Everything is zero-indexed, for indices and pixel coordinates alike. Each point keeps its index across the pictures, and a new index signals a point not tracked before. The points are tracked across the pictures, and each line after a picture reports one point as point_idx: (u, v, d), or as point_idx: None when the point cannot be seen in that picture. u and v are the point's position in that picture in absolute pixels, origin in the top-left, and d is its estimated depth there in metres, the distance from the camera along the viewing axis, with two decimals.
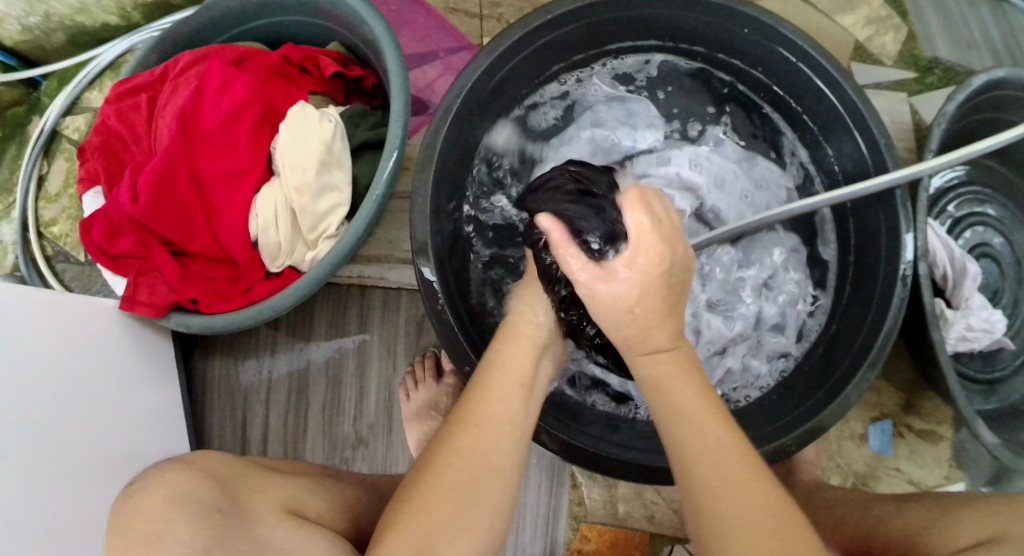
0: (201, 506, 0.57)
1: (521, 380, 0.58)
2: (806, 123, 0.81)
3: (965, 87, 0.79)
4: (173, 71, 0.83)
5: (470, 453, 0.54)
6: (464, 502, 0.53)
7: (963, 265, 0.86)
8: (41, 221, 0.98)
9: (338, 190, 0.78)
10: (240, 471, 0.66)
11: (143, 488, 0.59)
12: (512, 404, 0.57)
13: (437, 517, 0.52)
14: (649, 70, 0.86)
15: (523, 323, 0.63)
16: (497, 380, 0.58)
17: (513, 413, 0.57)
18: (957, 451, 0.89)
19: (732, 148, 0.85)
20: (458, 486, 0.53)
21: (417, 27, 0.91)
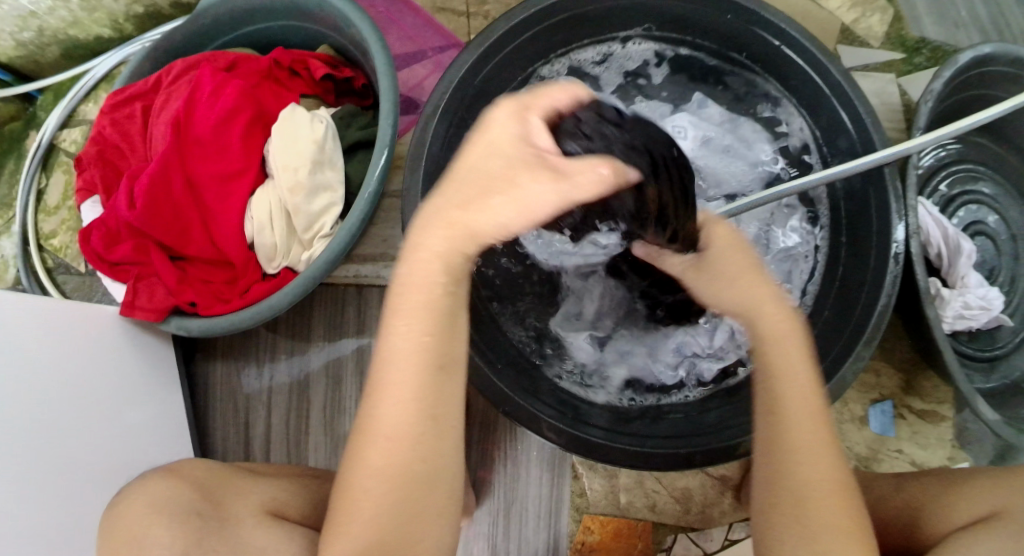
0: (176, 510, 0.63)
1: (418, 368, 0.54)
2: (791, 101, 0.81)
3: (951, 65, 0.79)
4: (166, 80, 0.84)
5: (389, 467, 0.54)
6: (395, 498, 0.55)
7: (957, 243, 0.86)
8: (41, 234, 0.99)
9: (330, 189, 0.79)
10: (217, 480, 0.70)
11: (124, 504, 0.65)
12: (422, 396, 0.54)
13: (378, 524, 0.55)
14: (612, 59, 0.86)
15: (411, 294, 0.54)
16: (401, 369, 0.54)
17: (419, 404, 0.54)
18: (959, 431, 0.89)
19: (713, 112, 0.86)
20: (381, 481, 0.54)
21: (406, 27, 0.92)
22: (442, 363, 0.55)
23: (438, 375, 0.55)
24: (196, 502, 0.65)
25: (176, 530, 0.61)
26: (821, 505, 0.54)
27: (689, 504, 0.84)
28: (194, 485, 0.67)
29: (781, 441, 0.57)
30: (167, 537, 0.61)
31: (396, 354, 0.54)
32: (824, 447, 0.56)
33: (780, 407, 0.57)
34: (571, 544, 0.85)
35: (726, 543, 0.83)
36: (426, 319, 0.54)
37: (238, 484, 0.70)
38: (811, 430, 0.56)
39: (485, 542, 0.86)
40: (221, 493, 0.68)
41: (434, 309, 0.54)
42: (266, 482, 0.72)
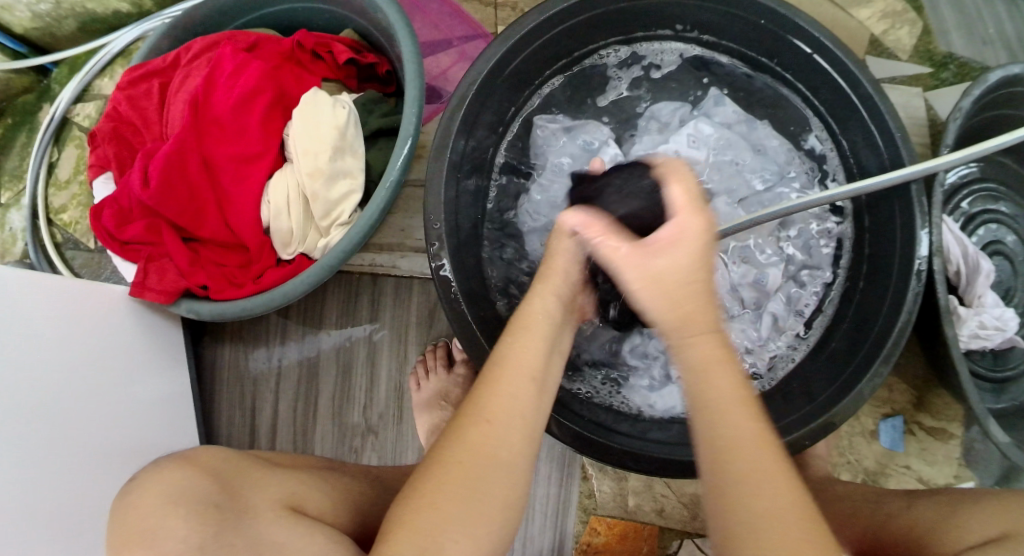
0: (191, 503, 0.61)
1: (533, 373, 0.55)
2: (816, 105, 0.80)
3: (981, 83, 0.79)
4: (185, 58, 0.83)
5: (478, 453, 0.52)
6: (476, 499, 0.51)
7: (977, 261, 0.86)
8: (51, 208, 0.98)
9: (351, 176, 0.78)
10: (237, 468, 0.68)
11: (143, 485, 0.63)
12: (527, 399, 0.54)
13: (439, 515, 0.50)
14: (604, 77, 0.86)
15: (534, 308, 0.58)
16: (509, 373, 0.55)
17: (521, 407, 0.54)
18: (967, 449, 0.88)
19: (732, 109, 0.86)
20: (468, 476, 0.51)
21: (432, 15, 0.91)
22: (544, 381, 0.56)
23: (543, 395, 0.56)
24: (211, 493, 0.63)
25: (191, 523, 0.59)
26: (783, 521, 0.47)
27: (697, 510, 0.83)
28: (211, 475, 0.65)
29: (721, 458, 0.49)
30: (181, 529, 0.59)
31: (513, 353, 0.55)
32: (761, 449, 0.49)
33: (711, 424, 0.50)
34: (576, 545, 0.84)
35: None
36: (540, 326, 0.57)
37: (257, 476, 0.68)
38: (733, 436, 0.49)
39: None
40: (240, 484, 0.66)
41: (552, 325, 0.58)
42: (283, 474, 0.71)
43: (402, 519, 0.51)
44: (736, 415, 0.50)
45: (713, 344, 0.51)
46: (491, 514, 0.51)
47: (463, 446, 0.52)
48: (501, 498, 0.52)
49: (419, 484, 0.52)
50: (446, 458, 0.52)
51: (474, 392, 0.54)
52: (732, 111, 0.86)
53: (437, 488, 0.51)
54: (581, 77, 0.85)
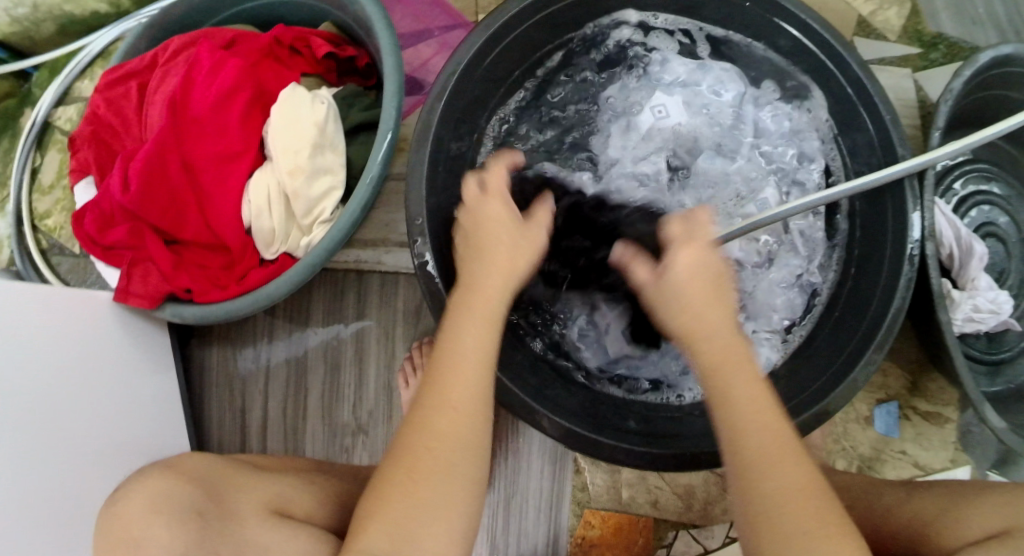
0: (177, 508, 0.61)
1: (483, 360, 0.57)
2: (799, 84, 0.79)
3: (972, 64, 0.77)
4: (163, 57, 0.82)
5: (433, 439, 0.54)
6: (438, 487, 0.53)
7: (969, 245, 0.84)
8: (35, 214, 0.97)
9: (332, 172, 0.77)
10: (224, 474, 0.68)
11: (128, 491, 0.63)
12: (471, 388, 0.55)
13: (404, 507, 0.52)
14: (547, 87, 0.84)
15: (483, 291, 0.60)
16: (457, 364, 0.56)
17: (470, 391, 0.55)
18: (962, 434, 0.88)
19: (680, 62, 0.83)
20: (428, 465, 0.53)
21: (412, 6, 0.89)
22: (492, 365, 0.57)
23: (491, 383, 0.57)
24: (196, 499, 0.62)
25: (176, 530, 0.59)
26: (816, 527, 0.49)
27: (692, 501, 0.82)
28: (195, 480, 0.65)
29: (736, 441, 0.53)
30: (165, 536, 0.59)
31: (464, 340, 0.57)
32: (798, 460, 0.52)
33: (735, 415, 0.53)
34: (571, 539, 0.84)
35: (727, 541, 0.82)
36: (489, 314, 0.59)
37: (242, 482, 0.68)
38: (774, 447, 0.52)
39: (485, 535, 0.85)
40: (226, 492, 0.66)
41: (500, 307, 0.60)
42: (269, 478, 0.71)
43: (370, 514, 0.53)
44: (760, 423, 0.53)
45: (712, 343, 0.57)
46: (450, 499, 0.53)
47: (423, 436, 0.54)
48: (460, 483, 0.54)
49: (381, 480, 0.55)
50: (402, 450, 0.54)
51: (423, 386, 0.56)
52: (681, 63, 0.83)
53: (404, 478, 0.53)
54: (522, 95, 0.83)
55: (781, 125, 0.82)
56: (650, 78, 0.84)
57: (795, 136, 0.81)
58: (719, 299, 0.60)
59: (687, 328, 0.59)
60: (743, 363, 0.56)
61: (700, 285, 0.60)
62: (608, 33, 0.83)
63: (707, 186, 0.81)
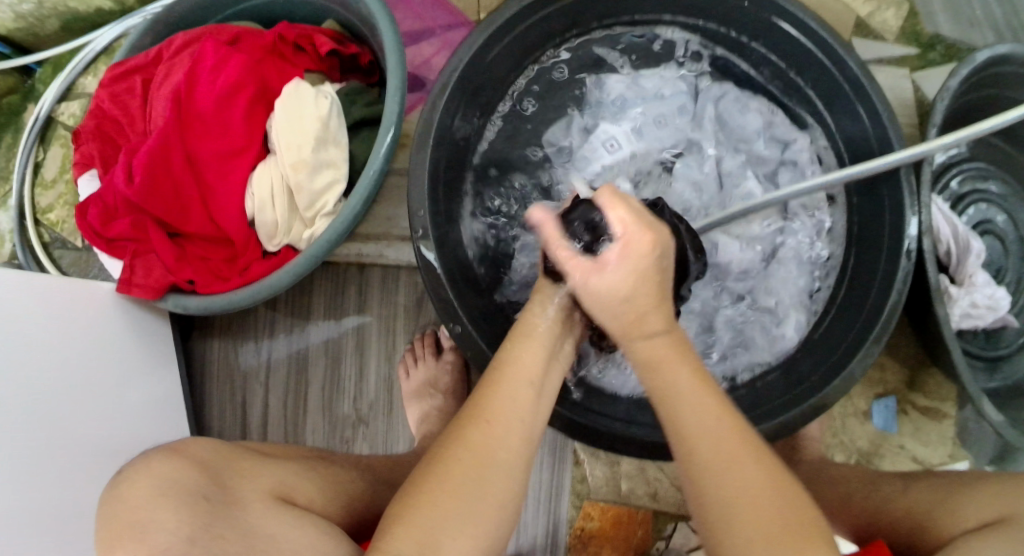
0: (182, 493, 0.61)
1: (534, 383, 0.55)
2: (796, 81, 0.80)
3: (968, 63, 0.77)
4: (167, 53, 0.82)
5: (478, 452, 0.51)
6: (474, 498, 0.50)
7: (966, 241, 0.85)
8: (38, 209, 0.97)
9: (334, 166, 0.78)
10: (229, 458, 0.68)
11: (131, 477, 0.63)
12: (524, 408, 0.54)
13: (431, 516, 0.49)
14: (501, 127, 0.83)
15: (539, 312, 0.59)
16: (508, 381, 0.55)
17: (523, 411, 0.54)
18: (961, 428, 0.88)
19: (617, 80, 0.85)
20: (465, 476, 0.51)
21: (413, 6, 0.90)
22: (542, 389, 0.56)
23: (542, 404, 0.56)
24: (201, 484, 0.62)
25: (182, 514, 0.59)
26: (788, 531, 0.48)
27: None
28: (202, 467, 0.65)
29: (682, 432, 0.52)
30: (172, 521, 0.59)
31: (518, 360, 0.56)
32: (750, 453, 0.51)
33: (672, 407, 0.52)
34: (570, 532, 0.84)
35: None
36: (541, 334, 0.58)
37: (247, 466, 0.68)
38: (725, 440, 0.51)
39: None
40: (232, 477, 0.65)
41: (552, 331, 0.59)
42: (274, 463, 0.71)
43: (395, 515, 0.50)
44: (703, 403, 0.52)
45: (651, 337, 0.55)
46: (481, 519, 0.50)
47: (463, 449, 0.51)
48: (493, 500, 0.51)
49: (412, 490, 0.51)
50: (445, 456, 0.51)
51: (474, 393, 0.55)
52: (618, 81, 0.85)
53: (446, 491, 0.50)
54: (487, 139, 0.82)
55: (748, 114, 0.84)
56: (594, 104, 0.86)
57: (765, 123, 0.84)
58: (658, 303, 0.56)
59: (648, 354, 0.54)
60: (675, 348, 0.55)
61: (640, 281, 0.55)
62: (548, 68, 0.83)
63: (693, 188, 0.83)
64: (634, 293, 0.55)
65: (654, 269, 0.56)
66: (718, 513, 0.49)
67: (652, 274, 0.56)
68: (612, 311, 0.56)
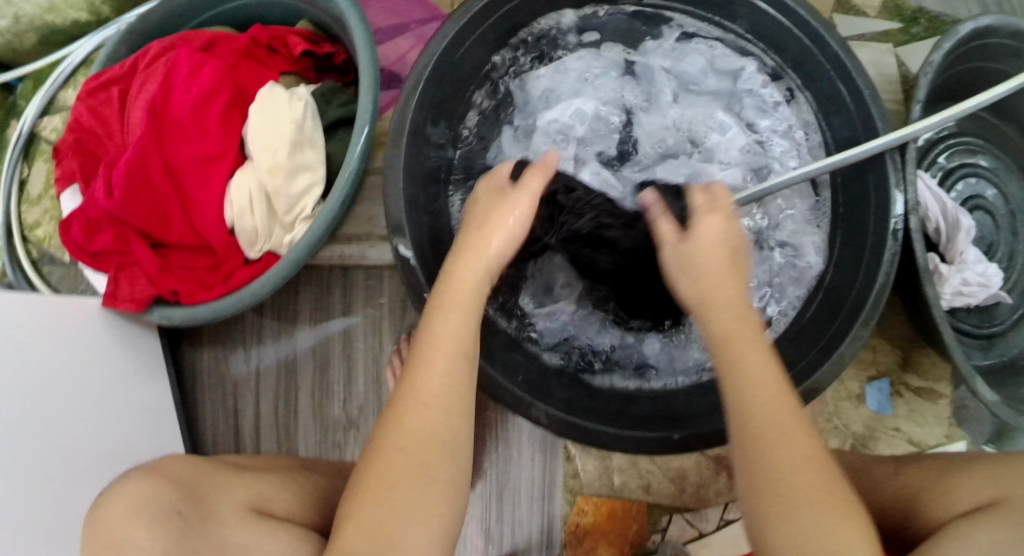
0: (158, 511, 0.61)
1: (459, 355, 0.56)
2: (771, 56, 0.79)
3: (951, 35, 0.76)
4: (143, 63, 0.82)
5: (416, 439, 0.53)
6: (418, 480, 0.53)
7: (956, 218, 0.84)
8: (24, 224, 0.97)
9: (311, 169, 0.78)
10: (203, 475, 0.69)
11: (107, 499, 0.63)
12: (451, 380, 0.55)
13: (384, 506, 0.52)
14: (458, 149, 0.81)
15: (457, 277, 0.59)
16: (436, 355, 0.56)
17: (451, 384, 0.55)
18: (956, 408, 0.87)
19: (543, 74, 0.82)
20: (404, 471, 0.53)
21: (388, 3, 0.90)
22: (473, 351, 0.57)
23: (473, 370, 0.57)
24: (176, 501, 0.63)
25: (156, 532, 0.60)
26: (824, 504, 0.49)
27: (684, 484, 0.83)
28: (176, 484, 0.65)
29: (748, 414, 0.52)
30: (147, 536, 0.59)
31: (446, 331, 0.56)
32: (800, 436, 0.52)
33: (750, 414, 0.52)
34: (565, 527, 0.84)
35: (721, 524, 0.82)
36: (466, 298, 0.58)
37: (223, 482, 0.69)
38: (776, 428, 0.52)
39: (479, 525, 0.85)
40: (206, 493, 0.66)
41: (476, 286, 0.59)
42: (250, 478, 0.71)
43: (348, 515, 0.53)
44: (773, 408, 0.52)
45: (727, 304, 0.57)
46: (426, 505, 0.53)
47: (402, 433, 0.54)
48: (438, 478, 0.53)
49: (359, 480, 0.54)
50: (388, 451, 0.53)
51: (401, 385, 0.56)
52: (543, 74, 0.82)
53: (384, 479, 0.53)
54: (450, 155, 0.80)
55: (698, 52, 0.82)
56: (530, 105, 0.82)
57: (716, 60, 0.81)
58: (729, 273, 0.58)
59: (708, 298, 0.57)
60: (754, 331, 0.56)
61: (703, 270, 0.58)
62: (481, 78, 0.80)
63: (657, 143, 0.81)
64: (709, 258, 0.59)
65: (728, 249, 0.60)
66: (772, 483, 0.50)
67: (720, 243, 0.60)
68: (697, 277, 0.58)
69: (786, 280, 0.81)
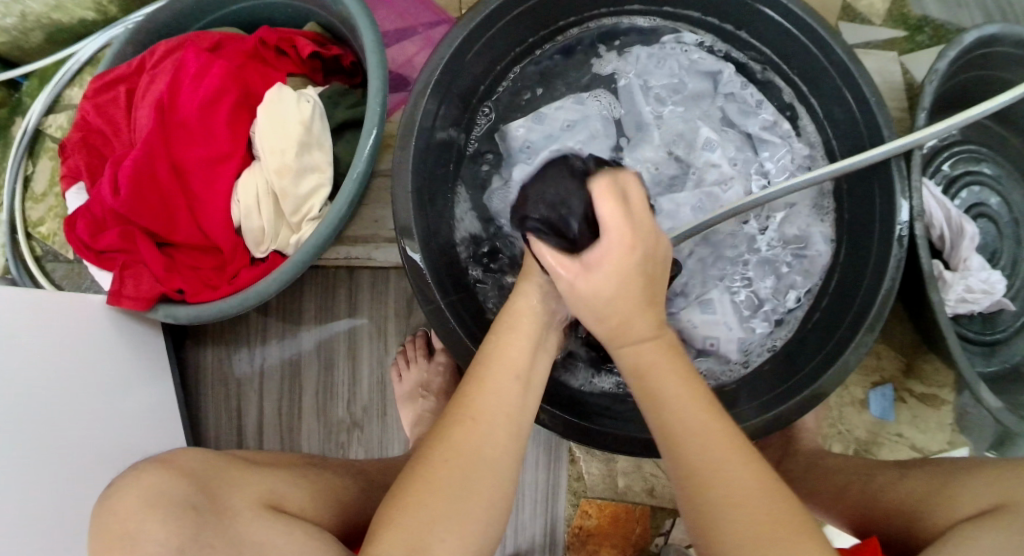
0: (172, 505, 0.60)
1: (514, 379, 0.57)
2: (773, 62, 0.80)
3: (956, 44, 0.77)
4: (150, 63, 0.82)
5: (463, 449, 0.54)
6: (461, 491, 0.53)
7: (960, 225, 0.84)
8: (28, 222, 0.97)
9: (320, 170, 0.78)
10: (215, 467, 0.68)
11: (121, 489, 0.62)
12: (504, 399, 0.57)
13: (428, 512, 0.52)
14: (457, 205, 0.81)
15: (521, 306, 0.60)
16: (493, 375, 0.57)
17: (506, 402, 0.57)
18: (959, 415, 0.88)
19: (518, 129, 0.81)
20: (449, 476, 0.53)
21: (395, 5, 0.90)
22: (529, 379, 0.59)
23: (529, 392, 0.59)
24: (190, 494, 0.62)
25: (171, 524, 0.59)
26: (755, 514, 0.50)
27: None
28: (190, 477, 0.64)
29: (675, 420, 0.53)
30: (162, 532, 0.59)
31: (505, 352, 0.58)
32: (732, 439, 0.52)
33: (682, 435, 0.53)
34: (568, 530, 0.84)
35: None
36: (527, 325, 0.60)
37: (235, 474, 0.68)
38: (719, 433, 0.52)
39: None
40: (221, 485, 0.65)
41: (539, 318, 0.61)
42: (264, 472, 0.70)
43: (389, 517, 0.53)
44: (705, 424, 0.53)
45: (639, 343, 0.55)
46: (468, 518, 0.53)
47: (447, 445, 0.55)
48: (480, 494, 0.54)
49: (404, 489, 0.54)
50: (434, 462, 0.54)
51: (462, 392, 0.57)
52: (518, 124, 0.81)
53: (424, 488, 0.53)
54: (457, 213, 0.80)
55: (679, 58, 0.83)
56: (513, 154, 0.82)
57: (695, 67, 0.83)
58: (645, 306, 0.55)
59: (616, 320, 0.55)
60: (678, 365, 0.55)
61: (621, 280, 0.54)
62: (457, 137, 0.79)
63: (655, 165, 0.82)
64: (624, 289, 0.55)
65: (639, 255, 0.55)
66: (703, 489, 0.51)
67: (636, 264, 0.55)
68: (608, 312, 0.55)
69: (795, 269, 0.82)
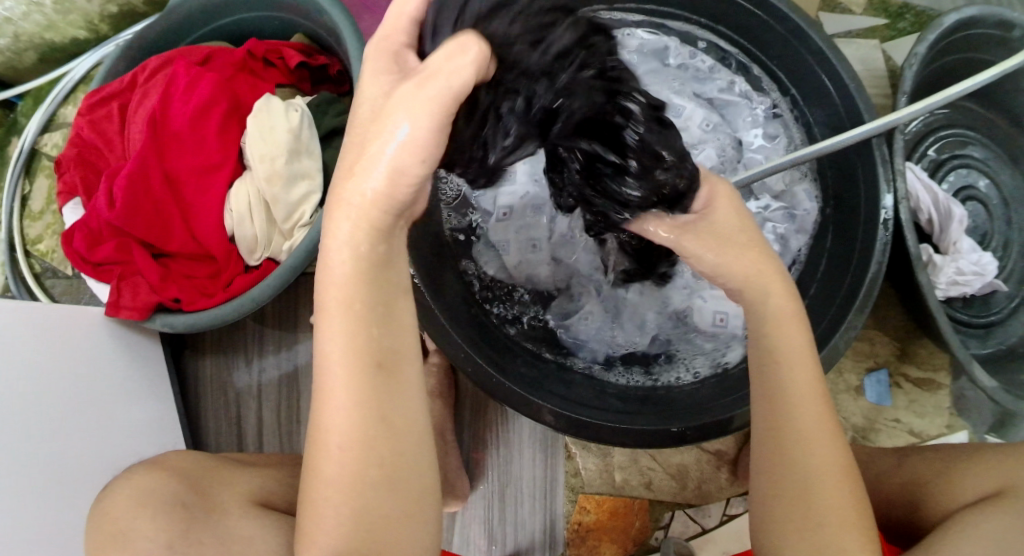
0: (161, 501, 0.62)
1: (366, 356, 0.47)
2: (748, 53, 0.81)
3: (935, 27, 0.77)
4: (141, 78, 0.83)
5: (345, 461, 0.48)
6: (364, 503, 0.49)
7: (948, 208, 0.85)
8: (27, 239, 0.98)
9: (309, 176, 0.79)
10: (208, 468, 0.70)
11: (115, 491, 0.65)
12: (367, 392, 0.48)
13: (341, 534, 0.49)
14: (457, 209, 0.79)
15: (346, 249, 0.47)
16: (344, 365, 0.47)
17: (360, 392, 0.48)
18: (956, 398, 0.88)
19: None
20: (342, 491, 0.49)
21: (381, 13, 0.91)
22: (384, 356, 0.48)
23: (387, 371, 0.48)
24: (180, 492, 0.64)
25: (161, 525, 0.60)
26: (830, 510, 0.53)
27: (686, 481, 0.83)
28: (180, 476, 0.66)
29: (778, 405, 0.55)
30: (152, 529, 0.60)
31: (340, 333, 0.47)
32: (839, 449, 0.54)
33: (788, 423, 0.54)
34: (568, 526, 0.84)
35: (724, 518, 0.82)
36: (366, 282, 0.47)
37: (226, 475, 0.70)
38: (824, 436, 0.54)
39: (481, 526, 0.86)
40: (210, 485, 0.67)
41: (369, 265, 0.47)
42: (257, 473, 0.72)
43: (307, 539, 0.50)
44: (822, 426, 0.54)
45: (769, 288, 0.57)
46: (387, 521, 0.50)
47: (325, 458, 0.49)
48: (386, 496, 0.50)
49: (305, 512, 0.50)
50: (319, 479, 0.49)
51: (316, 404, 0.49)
52: None
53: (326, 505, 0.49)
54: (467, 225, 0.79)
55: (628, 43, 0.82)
56: None
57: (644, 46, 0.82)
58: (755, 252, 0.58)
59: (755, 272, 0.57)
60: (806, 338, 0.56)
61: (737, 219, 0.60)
62: None
63: None
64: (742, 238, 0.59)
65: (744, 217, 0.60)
66: (789, 482, 0.54)
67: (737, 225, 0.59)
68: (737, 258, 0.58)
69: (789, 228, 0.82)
